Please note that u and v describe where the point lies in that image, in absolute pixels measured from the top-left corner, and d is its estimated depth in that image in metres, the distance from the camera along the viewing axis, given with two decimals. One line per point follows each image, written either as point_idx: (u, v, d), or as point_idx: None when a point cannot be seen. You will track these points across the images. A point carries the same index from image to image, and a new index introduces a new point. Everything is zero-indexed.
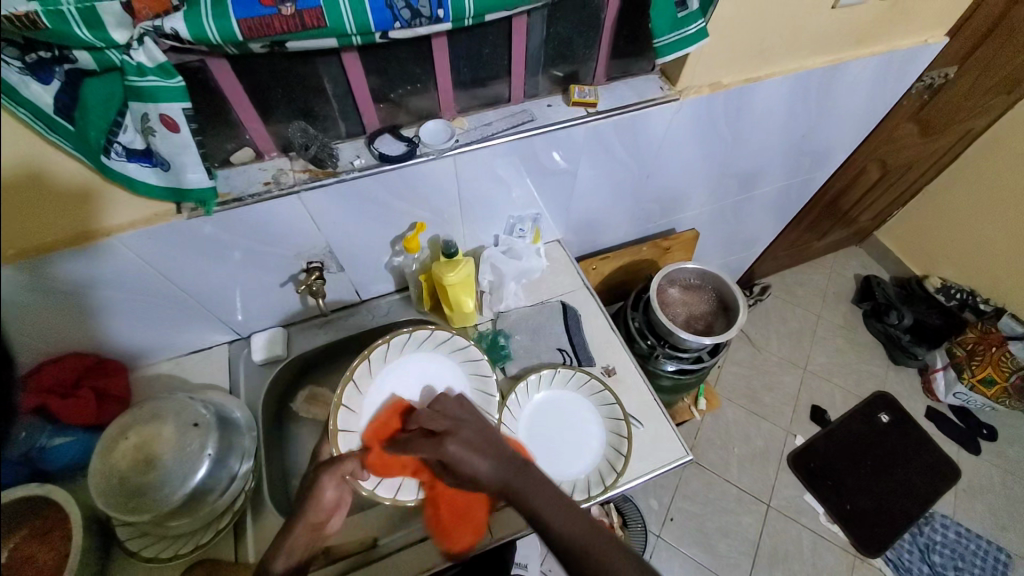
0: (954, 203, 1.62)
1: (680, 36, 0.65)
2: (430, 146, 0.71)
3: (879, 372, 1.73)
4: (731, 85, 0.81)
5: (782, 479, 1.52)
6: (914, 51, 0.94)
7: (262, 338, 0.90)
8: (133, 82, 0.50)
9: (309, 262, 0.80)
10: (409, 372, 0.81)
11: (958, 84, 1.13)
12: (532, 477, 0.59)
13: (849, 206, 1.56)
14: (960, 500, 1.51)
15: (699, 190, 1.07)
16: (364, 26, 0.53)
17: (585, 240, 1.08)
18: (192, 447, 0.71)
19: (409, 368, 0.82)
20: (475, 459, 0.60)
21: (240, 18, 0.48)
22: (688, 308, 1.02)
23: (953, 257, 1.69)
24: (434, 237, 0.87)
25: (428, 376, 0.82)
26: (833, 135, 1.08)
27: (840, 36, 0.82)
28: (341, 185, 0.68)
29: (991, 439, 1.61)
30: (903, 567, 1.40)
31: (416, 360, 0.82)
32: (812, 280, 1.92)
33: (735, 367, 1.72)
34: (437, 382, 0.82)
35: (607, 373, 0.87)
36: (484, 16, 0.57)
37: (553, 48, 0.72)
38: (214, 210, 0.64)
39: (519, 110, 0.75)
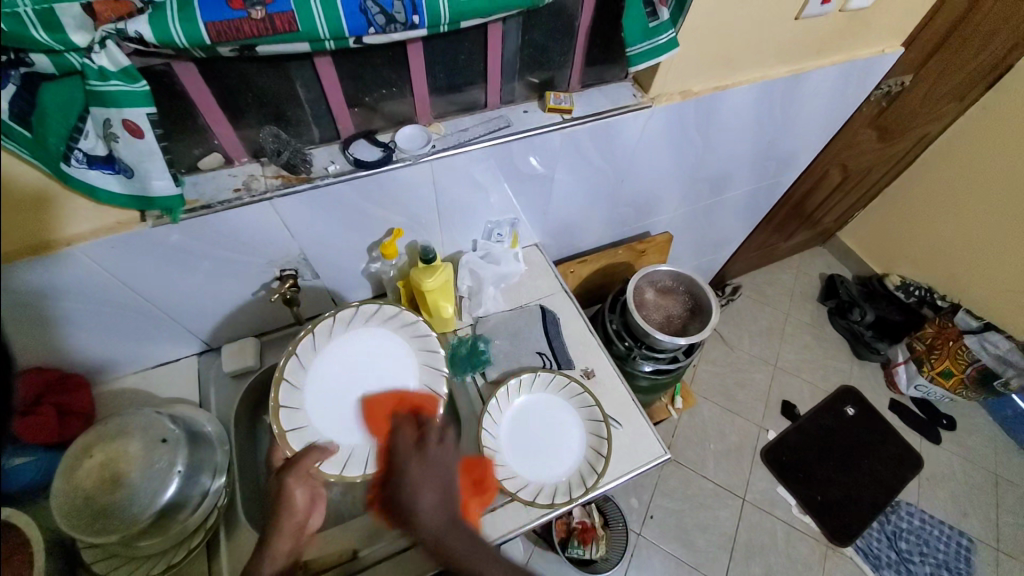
0: (911, 204, 1.71)
1: (652, 45, 0.67)
2: (406, 151, 0.70)
3: (844, 367, 1.80)
4: (701, 92, 0.83)
5: (757, 473, 1.56)
6: (871, 61, 0.99)
7: (233, 346, 0.86)
8: (95, 86, 0.48)
9: (282, 269, 0.78)
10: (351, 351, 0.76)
11: (912, 92, 1.19)
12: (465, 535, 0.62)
13: (813, 208, 1.62)
14: (922, 487, 1.58)
15: (672, 194, 1.09)
16: (338, 31, 0.52)
17: (563, 244, 1.09)
18: (159, 464, 0.69)
19: (352, 345, 0.76)
20: (423, 500, 0.62)
21: (209, 21, 0.47)
22: (664, 310, 1.04)
23: (912, 256, 1.78)
24: (411, 243, 0.87)
25: (373, 354, 0.77)
26: (798, 141, 1.13)
27: (802, 47, 0.86)
28: (315, 191, 0.67)
29: (949, 428, 1.70)
30: (872, 554, 1.46)
31: (355, 338, 0.77)
32: (781, 279, 1.99)
33: (710, 365, 1.77)
34: (382, 357, 0.77)
35: (586, 375, 0.88)
36: (459, 23, 0.57)
37: (528, 54, 0.72)
38: (180, 218, 0.62)
39: (495, 116, 0.76)
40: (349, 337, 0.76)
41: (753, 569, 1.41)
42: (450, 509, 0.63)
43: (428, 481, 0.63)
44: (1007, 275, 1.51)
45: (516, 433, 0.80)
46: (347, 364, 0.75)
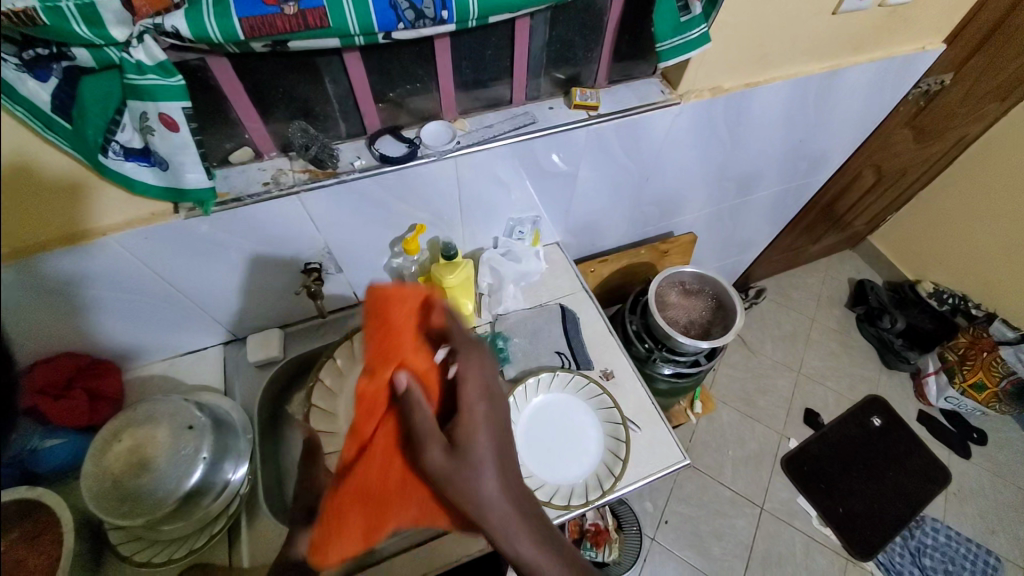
0: (949, 208, 1.64)
1: (682, 41, 0.65)
2: (430, 147, 0.70)
3: (872, 376, 1.74)
4: (731, 90, 0.81)
5: (776, 481, 1.53)
6: (912, 58, 0.95)
7: (257, 337, 0.89)
8: (132, 80, 0.49)
9: (307, 264, 0.80)
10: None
11: (955, 91, 1.14)
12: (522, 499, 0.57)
13: (843, 211, 1.57)
14: (950, 503, 1.52)
15: (697, 194, 1.07)
16: (368, 26, 0.52)
17: (584, 243, 1.08)
18: (186, 450, 0.70)
19: None
20: (483, 474, 0.53)
21: (243, 16, 0.48)
22: (686, 312, 1.02)
23: (947, 263, 1.71)
24: (433, 239, 0.87)
25: None
26: (830, 141, 1.09)
27: (839, 43, 0.83)
28: (341, 186, 0.67)
29: (981, 442, 1.63)
30: (895, 569, 1.41)
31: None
32: (806, 283, 1.94)
33: (730, 370, 1.73)
34: None
35: (605, 376, 0.87)
36: (488, 18, 0.56)
37: (556, 51, 0.72)
38: (212, 210, 0.63)
39: (521, 113, 0.75)
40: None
41: None
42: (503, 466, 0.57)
43: (485, 441, 0.54)
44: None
45: (532, 434, 0.80)
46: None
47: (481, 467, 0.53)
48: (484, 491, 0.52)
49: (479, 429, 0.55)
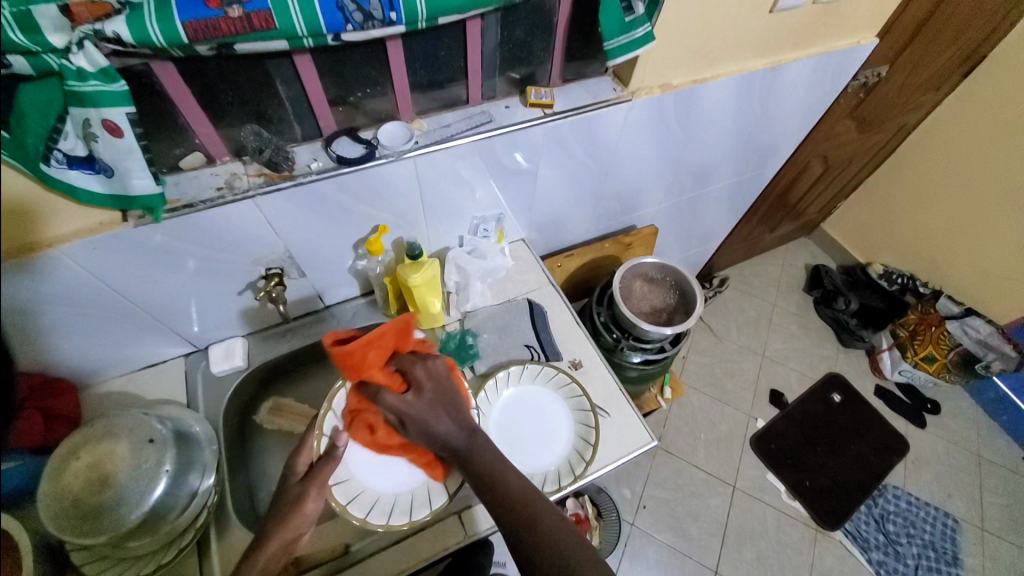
0: (892, 192, 1.74)
1: (629, 39, 0.67)
2: (388, 147, 0.70)
3: (830, 355, 1.83)
4: (679, 86, 0.84)
5: (747, 460, 1.59)
6: (848, 52, 1.01)
7: (221, 348, 0.87)
8: (73, 88, 0.48)
9: (268, 268, 0.78)
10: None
11: (890, 82, 1.22)
12: (481, 444, 0.66)
13: (796, 200, 1.65)
14: (909, 470, 1.61)
15: (657, 186, 1.10)
16: (315, 28, 0.52)
17: (549, 237, 1.10)
18: (148, 464, 0.69)
19: None
20: (433, 427, 0.66)
21: (185, 20, 0.47)
22: (651, 301, 1.06)
23: (895, 244, 1.81)
24: (397, 239, 0.87)
25: None
26: (778, 132, 1.14)
27: (779, 40, 0.87)
28: (298, 188, 0.67)
29: (934, 412, 1.73)
30: (861, 537, 1.49)
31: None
32: (766, 271, 2.02)
33: (699, 357, 1.79)
34: None
35: (574, 366, 0.89)
36: (437, 19, 0.57)
37: (509, 50, 0.73)
38: (163, 217, 0.62)
39: (478, 112, 0.76)
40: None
41: (744, 555, 1.43)
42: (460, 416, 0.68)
43: (431, 412, 0.66)
44: (1002, 262, 1.51)
45: (506, 427, 0.81)
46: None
47: (430, 427, 0.66)
48: (438, 433, 0.66)
49: (424, 404, 0.67)
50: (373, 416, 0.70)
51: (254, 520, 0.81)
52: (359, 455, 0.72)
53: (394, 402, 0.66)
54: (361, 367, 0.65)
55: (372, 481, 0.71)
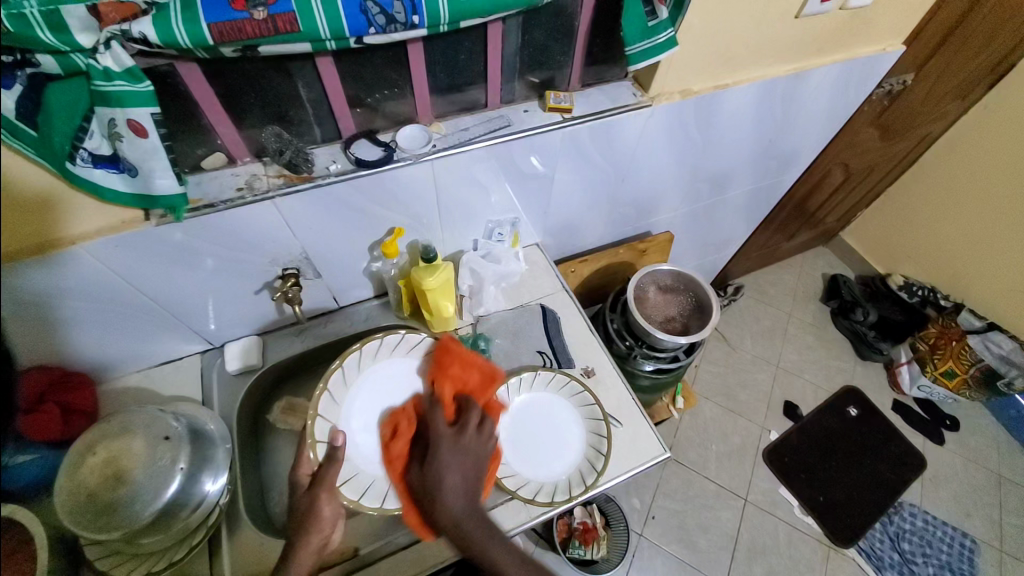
0: (914, 202, 1.70)
1: (651, 44, 0.67)
2: (406, 150, 0.70)
3: (847, 367, 1.79)
4: (700, 92, 0.83)
5: (759, 473, 1.56)
6: (873, 59, 0.99)
7: (236, 347, 0.88)
8: (100, 87, 0.49)
9: (284, 268, 0.79)
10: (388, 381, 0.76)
11: (915, 91, 1.19)
12: (483, 525, 0.63)
13: (815, 208, 1.62)
14: (927, 488, 1.57)
15: (674, 192, 1.09)
16: (339, 31, 0.52)
17: (563, 243, 1.09)
18: (162, 461, 0.70)
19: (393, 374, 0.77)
20: (446, 479, 0.64)
21: (211, 22, 0.48)
22: (665, 309, 1.04)
23: (916, 256, 1.77)
24: (412, 242, 0.87)
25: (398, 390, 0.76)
26: (799, 140, 1.13)
27: (802, 46, 0.86)
28: (317, 190, 0.67)
29: (953, 429, 1.69)
30: (876, 556, 1.45)
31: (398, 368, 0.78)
32: (782, 280, 1.99)
33: (711, 366, 1.77)
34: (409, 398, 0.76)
35: (586, 374, 0.88)
36: (459, 22, 0.57)
37: (529, 54, 0.72)
38: (184, 216, 0.62)
39: (496, 116, 0.76)
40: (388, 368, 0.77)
41: (755, 570, 1.40)
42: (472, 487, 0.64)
43: (462, 460, 0.65)
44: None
45: (517, 432, 0.80)
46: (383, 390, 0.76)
47: (445, 471, 0.64)
48: (446, 498, 0.63)
49: (458, 446, 0.66)
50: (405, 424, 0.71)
51: (265, 519, 0.81)
52: (361, 451, 0.72)
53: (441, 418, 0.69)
54: (449, 370, 0.73)
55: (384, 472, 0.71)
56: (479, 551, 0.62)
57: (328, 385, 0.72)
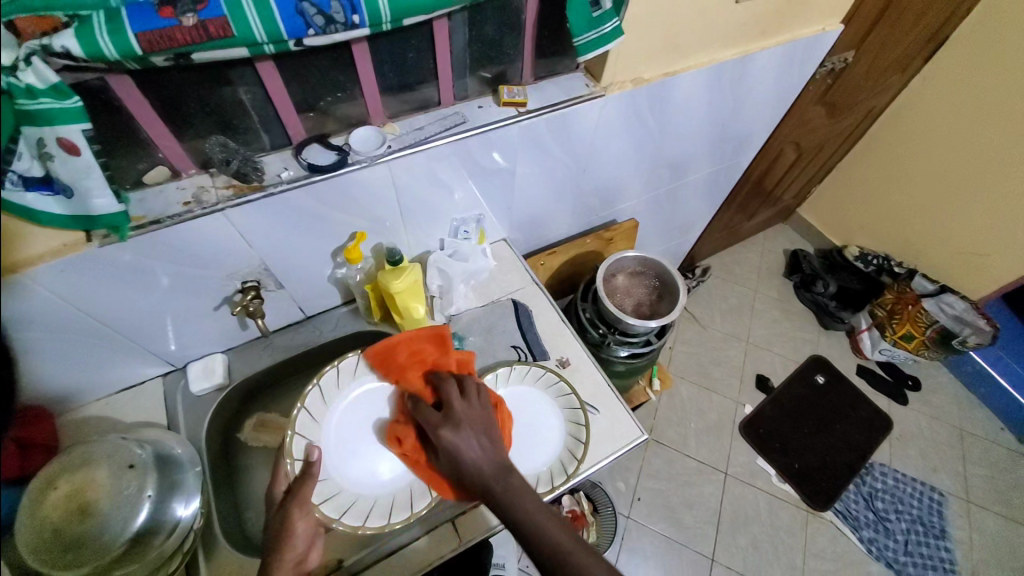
0: (865, 176, 1.78)
1: (598, 34, 0.67)
2: (361, 153, 0.69)
3: (812, 337, 1.87)
4: (651, 79, 0.85)
5: (737, 446, 1.61)
6: (815, 39, 1.02)
7: (199, 366, 0.85)
8: (23, 106, 0.46)
9: (244, 281, 0.76)
10: (367, 399, 0.77)
11: (855, 68, 1.24)
12: (512, 482, 0.60)
13: (772, 186, 1.67)
14: (894, 447, 1.65)
15: (635, 179, 1.11)
16: (275, 33, 0.51)
17: (530, 237, 1.10)
18: (129, 490, 0.68)
19: (365, 396, 0.78)
20: (465, 447, 0.62)
21: (138, 31, 0.46)
22: (633, 295, 1.06)
23: (869, 227, 1.85)
24: (376, 246, 0.85)
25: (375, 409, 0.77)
26: (751, 121, 1.16)
27: (747, 29, 0.88)
28: (269, 200, 0.65)
29: (915, 389, 1.78)
30: (851, 516, 1.52)
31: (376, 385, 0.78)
32: (747, 258, 2.05)
33: (685, 346, 1.81)
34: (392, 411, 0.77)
35: (562, 365, 0.89)
36: (402, 20, 0.56)
37: (478, 49, 0.72)
38: (129, 235, 0.60)
39: (451, 113, 0.75)
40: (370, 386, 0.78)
41: (739, 540, 1.46)
42: (488, 443, 0.63)
43: (471, 429, 0.64)
44: (979, 239, 1.54)
45: None
46: (364, 410, 0.77)
47: (455, 442, 0.62)
48: (464, 462, 0.62)
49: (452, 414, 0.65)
50: (400, 432, 0.71)
51: (245, 540, 0.78)
52: (347, 469, 0.72)
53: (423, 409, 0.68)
54: (405, 365, 0.75)
55: (373, 489, 0.71)
56: (508, 510, 0.59)
57: (305, 405, 0.74)
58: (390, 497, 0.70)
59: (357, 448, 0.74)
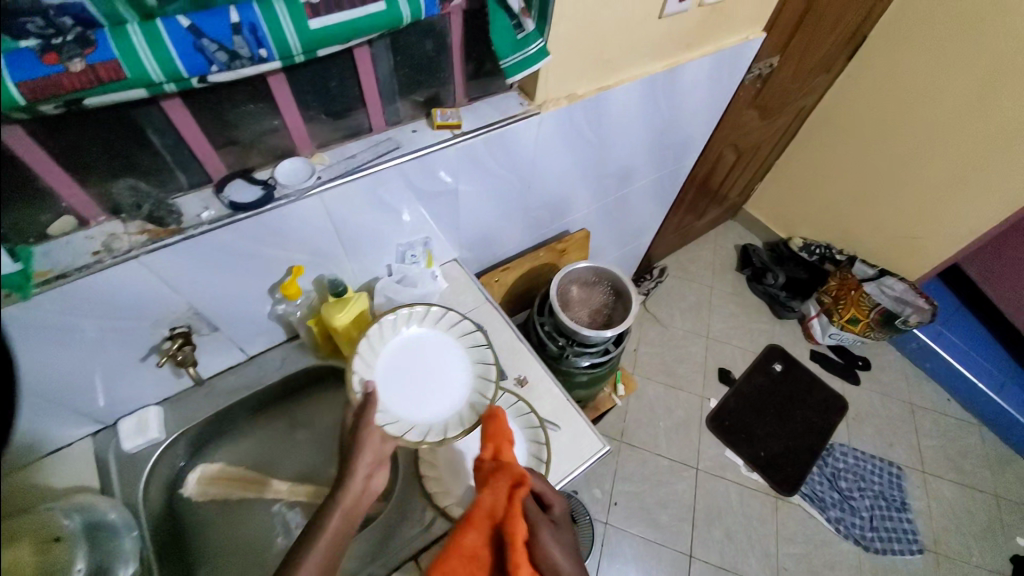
0: (802, 171, 1.87)
1: (524, 55, 0.68)
2: (288, 186, 0.66)
3: (767, 327, 1.94)
4: (585, 95, 0.86)
5: (705, 441, 1.65)
6: (740, 48, 1.06)
7: (132, 421, 0.79)
8: None
9: (172, 328, 0.72)
10: (413, 347, 0.77)
11: (781, 72, 1.30)
12: None
13: (718, 185, 1.72)
14: (851, 426, 1.73)
15: (582, 190, 1.12)
16: (175, 72, 0.48)
17: (481, 255, 1.09)
18: (56, 566, 0.64)
19: (408, 345, 0.77)
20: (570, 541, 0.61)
21: (18, 80, 0.42)
22: (588, 305, 1.07)
23: (810, 219, 1.95)
24: (317, 278, 0.81)
25: (419, 357, 0.76)
26: (688, 128, 1.19)
27: (673, 42, 0.91)
28: (190, 242, 0.62)
29: (865, 368, 1.87)
30: (818, 497, 1.57)
31: (419, 336, 0.78)
32: (701, 256, 2.11)
33: (648, 347, 1.84)
34: (435, 359, 0.76)
35: (520, 383, 0.87)
36: (316, 52, 0.54)
37: (406, 74, 0.70)
38: (32, 292, 0.54)
39: (384, 139, 0.74)
40: (413, 335, 0.78)
41: (714, 533, 1.48)
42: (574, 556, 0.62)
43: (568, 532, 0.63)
44: (908, 224, 1.66)
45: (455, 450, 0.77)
46: (412, 356, 0.76)
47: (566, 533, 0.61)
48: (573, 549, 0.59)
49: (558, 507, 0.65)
50: (514, 469, 0.60)
51: None
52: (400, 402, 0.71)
53: (543, 482, 0.65)
54: None
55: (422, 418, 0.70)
56: None
57: (360, 351, 0.73)
58: (441, 423, 0.69)
59: (405, 388, 0.72)
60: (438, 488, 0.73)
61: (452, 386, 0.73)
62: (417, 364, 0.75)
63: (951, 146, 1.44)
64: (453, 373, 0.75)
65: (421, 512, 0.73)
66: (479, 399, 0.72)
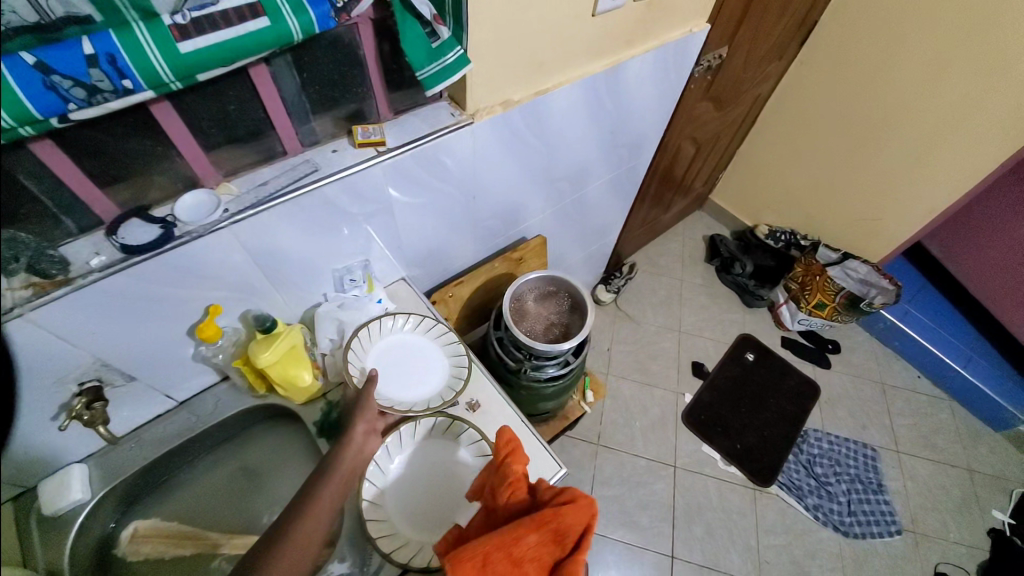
0: (762, 159, 1.87)
1: (441, 66, 0.63)
2: (191, 223, 0.61)
3: (738, 317, 1.93)
4: (521, 101, 0.81)
5: (682, 437, 1.64)
6: (684, 41, 1.03)
7: (51, 483, 0.70)
8: None
9: (80, 383, 0.66)
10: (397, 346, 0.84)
11: (733, 62, 1.28)
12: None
13: (681, 177, 1.70)
14: (824, 411, 1.74)
15: (534, 196, 1.08)
16: (25, 115, 0.43)
17: (432, 271, 1.04)
18: None
19: (393, 344, 0.84)
20: None
21: None
22: (545, 317, 1.03)
23: (773, 206, 1.94)
24: (243, 314, 0.76)
25: (403, 352, 0.84)
26: (639, 125, 1.16)
27: (610, 41, 0.87)
28: (81, 293, 0.56)
29: (836, 351, 1.88)
30: (796, 486, 1.57)
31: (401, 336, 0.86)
32: (670, 249, 2.10)
33: (622, 346, 1.82)
34: (417, 355, 0.84)
35: (471, 408, 0.82)
36: (194, 77, 0.49)
37: (318, 91, 0.65)
38: None
39: (301, 162, 0.69)
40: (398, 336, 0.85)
41: (696, 531, 1.47)
42: None
43: None
44: (868, 206, 1.66)
45: (400, 489, 0.73)
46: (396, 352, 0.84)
47: None
48: None
49: None
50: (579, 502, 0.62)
51: None
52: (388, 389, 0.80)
53: None
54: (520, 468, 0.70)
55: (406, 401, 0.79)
56: None
57: (352, 347, 0.80)
58: (423, 406, 0.79)
59: (393, 377, 0.81)
60: (382, 532, 0.68)
61: (432, 369, 0.83)
62: (402, 359, 0.83)
63: (904, 128, 1.44)
64: (433, 367, 0.84)
65: (365, 558, 0.69)
66: (453, 380, 0.82)
